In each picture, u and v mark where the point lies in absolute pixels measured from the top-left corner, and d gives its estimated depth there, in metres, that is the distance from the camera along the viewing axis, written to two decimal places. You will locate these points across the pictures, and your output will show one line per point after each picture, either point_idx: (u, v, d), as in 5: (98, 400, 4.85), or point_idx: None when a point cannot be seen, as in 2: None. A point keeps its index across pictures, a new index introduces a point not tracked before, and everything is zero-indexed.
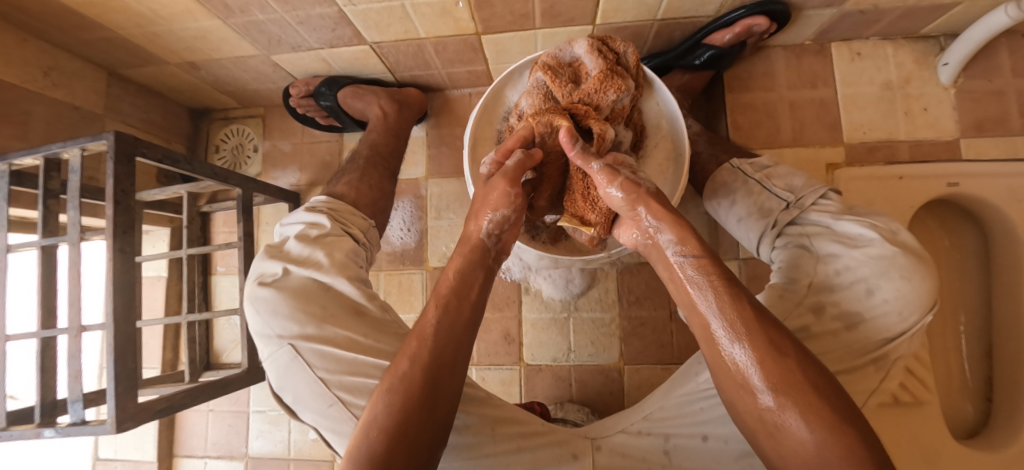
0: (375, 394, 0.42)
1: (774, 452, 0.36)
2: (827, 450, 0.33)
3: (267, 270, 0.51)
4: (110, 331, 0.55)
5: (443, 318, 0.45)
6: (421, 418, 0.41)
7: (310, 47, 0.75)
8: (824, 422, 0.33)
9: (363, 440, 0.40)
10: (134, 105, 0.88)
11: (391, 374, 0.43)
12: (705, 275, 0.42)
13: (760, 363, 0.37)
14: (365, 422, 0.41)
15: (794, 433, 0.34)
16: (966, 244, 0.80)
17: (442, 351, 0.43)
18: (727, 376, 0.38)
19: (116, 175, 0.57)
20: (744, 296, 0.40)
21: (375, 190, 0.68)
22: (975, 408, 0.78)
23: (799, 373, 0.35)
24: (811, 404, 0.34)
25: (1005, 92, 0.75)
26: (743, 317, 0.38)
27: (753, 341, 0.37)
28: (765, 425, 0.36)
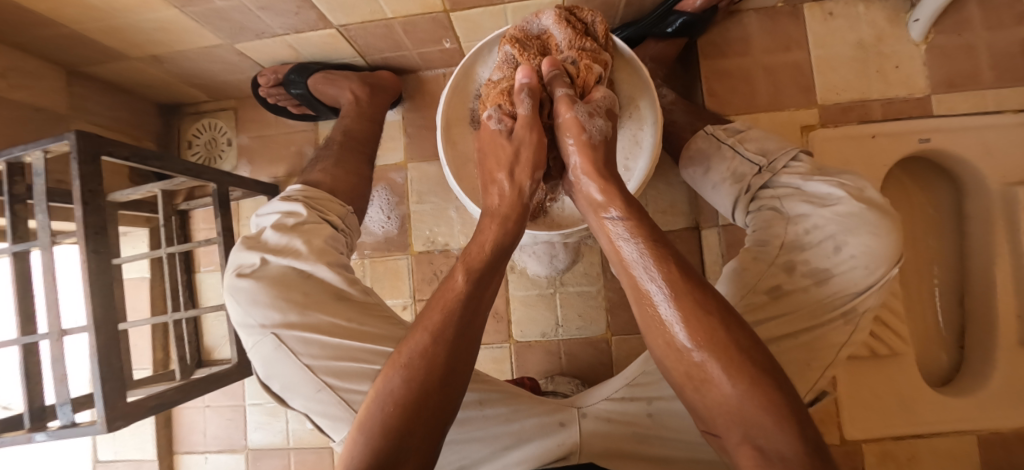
0: (390, 365, 0.38)
1: (699, 406, 0.36)
2: (745, 396, 0.33)
3: (244, 262, 0.51)
4: (92, 333, 0.54)
5: (469, 289, 0.41)
6: (438, 390, 0.37)
7: (275, 33, 0.73)
8: (745, 374, 0.34)
9: (375, 411, 0.36)
10: (99, 104, 0.86)
11: (409, 347, 0.38)
12: (638, 227, 0.41)
13: (683, 320, 0.36)
14: (379, 394, 0.37)
15: (717, 385, 0.34)
16: (939, 198, 0.82)
17: (467, 321, 0.39)
18: (657, 340, 0.38)
19: (82, 175, 0.56)
20: (673, 266, 0.38)
21: (352, 176, 0.67)
22: (949, 356, 0.81)
23: (721, 330, 0.35)
24: (735, 361, 0.34)
25: (975, 45, 0.76)
26: (676, 278, 0.37)
27: (680, 302, 0.36)
28: (692, 380, 0.35)
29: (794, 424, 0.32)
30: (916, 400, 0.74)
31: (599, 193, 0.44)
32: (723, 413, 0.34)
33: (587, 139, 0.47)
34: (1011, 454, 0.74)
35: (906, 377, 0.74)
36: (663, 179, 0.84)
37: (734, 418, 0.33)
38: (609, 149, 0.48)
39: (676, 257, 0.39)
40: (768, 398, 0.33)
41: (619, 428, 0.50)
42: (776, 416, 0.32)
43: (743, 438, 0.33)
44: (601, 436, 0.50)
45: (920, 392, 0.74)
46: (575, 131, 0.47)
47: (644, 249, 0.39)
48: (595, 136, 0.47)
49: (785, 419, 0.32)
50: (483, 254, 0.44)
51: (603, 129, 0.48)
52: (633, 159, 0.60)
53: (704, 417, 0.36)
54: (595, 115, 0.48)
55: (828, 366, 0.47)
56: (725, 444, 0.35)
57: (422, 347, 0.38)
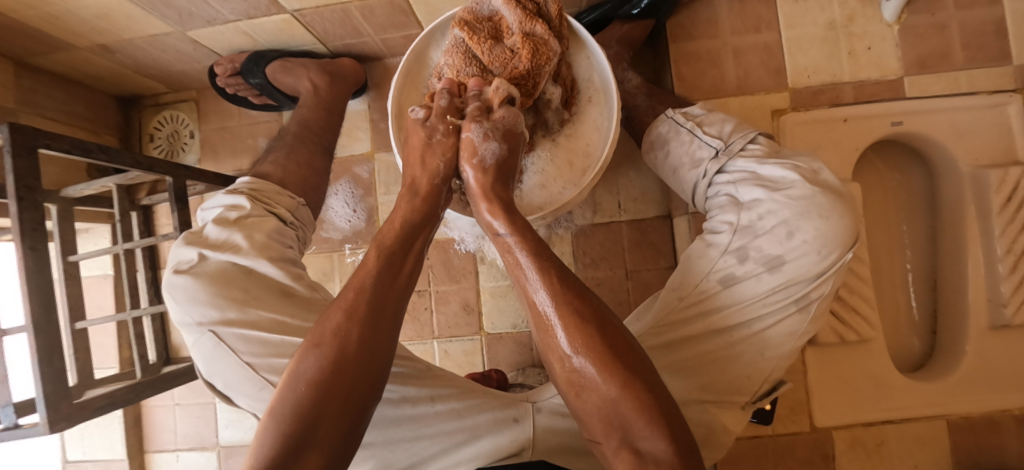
0: (301, 351, 0.36)
1: (581, 411, 0.35)
2: (622, 399, 0.32)
3: (182, 258, 0.49)
4: (31, 333, 0.53)
5: (380, 268, 0.40)
6: (356, 373, 0.35)
7: (226, 20, 0.70)
8: (620, 377, 0.33)
9: (288, 396, 0.34)
10: (50, 96, 0.83)
11: (320, 328, 0.36)
12: (523, 241, 0.40)
13: (564, 325, 0.35)
14: (291, 380, 0.35)
15: (594, 390, 0.33)
16: (912, 183, 0.82)
17: (383, 303, 0.38)
18: (546, 349, 0.36)
19: (16, 170, 0.53)
20: (555, 271, 0.37)
21: (305, 167, 0.65)
22: (922, 341, 0.80)
23: (597, 334, 0.34)
24: (609, 363, 0.33)
25: (948, 25, 0.74)
26: (555, 286, 0.36)
27: (561, 307, 0.35)
28: (572, 386, 0.34)
29: (667, 428, 0.32)
30: (886, 385, 0.74)
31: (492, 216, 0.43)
32: (603, 417, 0.33)
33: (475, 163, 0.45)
34: (980, 438, 0.74)
35: (875, 361, 0.74)
36: (633, 166, 0.82)
37: (612, 420, 0.33)
38: (505, 172, 0.47)
39: (560, 267, 0.38)
40: (642, 402, 0.32)
41: (572, 423, 0.50)
42: (647, 416, 0.32)
43: (622, 442, 0.33)
44: (555, 431, 0.49)
45: (890, 377, 0.74)
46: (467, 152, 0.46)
47: (533, 259, 0.38)
48: (485, 160, 0.46)
49: (656, 420, 0.32)
50: (396, 230, 0.43)
51: (496, 153, 0.46)
52: (593, 145, 0.58)
53: (584, 422, 0.35)
54: (490, 138, 0.46)
55: (785, 353, 0.45)
56: (605, 451, 0.34)
57: (335, 326, 0.36)
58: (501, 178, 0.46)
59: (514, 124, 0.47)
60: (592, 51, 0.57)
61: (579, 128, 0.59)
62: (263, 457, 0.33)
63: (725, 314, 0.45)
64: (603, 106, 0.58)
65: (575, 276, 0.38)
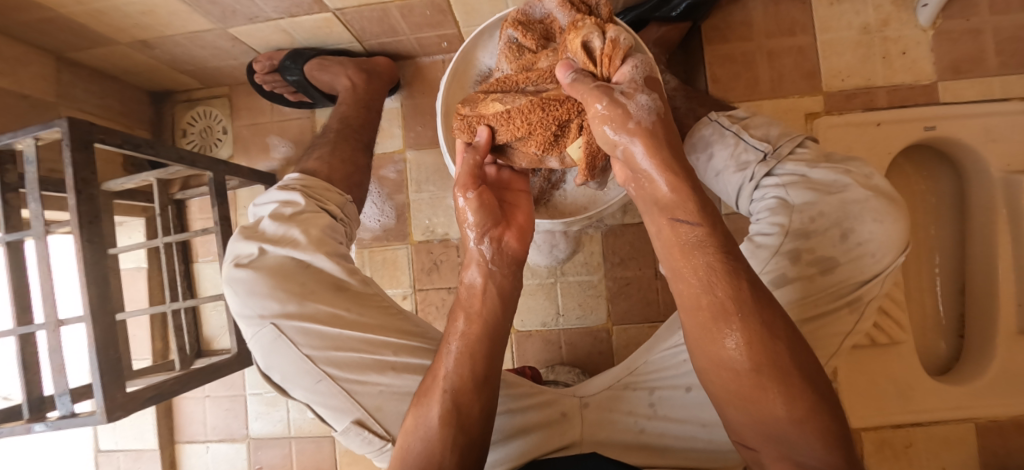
0: (410, 407, 0.43)
1: (738, 422, 0.37)
2: (797, 421, 0.33)
3: (242, 251, 0.50)
4: (89, 323, 0.54)
5: (470, 334, 0.43)
6: (447, 428, 0.40)
7: (268, 18, 0.71)
8: (803, 402, 0.33)
9: (404, 448, 0.42)
10: (88, 91, 0.84)
11: (423, 387, 0.43)
12: (711, 233, 0.36)
13: (748, 345, 0.34)
14: (406, 442, 0.41)
15: (770, 410, 0.34)
16: (941, 187, 0.81)
17: (464, 363, 0.42)
18: (704, 351, 0.37)
19: (74, 163, 0.54)
20: (745, 283, 0.35)
21: (348, 164, 0.66)
22: (947, 344, 0.81)
23: (785, 356, 0.34)
24: (796, 389, 0.33)
25: (981, 30, 0.75)
26: (744, 294, 0.35)
27: (744, 326, 0.35)
28: (741, 398, 0.35)
29: (839, 448, 0.33)
30: (915, 389, 0.74)
31: (667, 186, 0.37)
32: (768, 438, 0.35)
33: (637, 126, 0.37)
34: (1008, 441, 0.74)
35: (902, 365, 0.74)
36: None
37: (773, 439, 0.35)
38: (666, 128, 0.39)
39: (748, 274, 0.36)
40: (817, 427, 0.33)
41: (619, 417, 0.51)
42: (823, 440, 0.33)
43: (781, 456, 0.35)
44: (603, 424, 0.51)
45: (919, 380, 0.74)
46: (622, 119, 0.37)
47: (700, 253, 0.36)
48: (646, 117, 0.37)
49: (831, 443, 0.33)
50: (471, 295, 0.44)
51: (654, 104, 0.38)
52: None
53: (737, 430, 0.37)
54: (638, 91, 0.38)
55: (834, 351, 0.47)
56: (760, 458, 0.37)
57: (429, 385, 0.42)
58: (666, 135, 0.38)
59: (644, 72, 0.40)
60: None
61: None
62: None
63: (799, 305, 0.45)
64: None
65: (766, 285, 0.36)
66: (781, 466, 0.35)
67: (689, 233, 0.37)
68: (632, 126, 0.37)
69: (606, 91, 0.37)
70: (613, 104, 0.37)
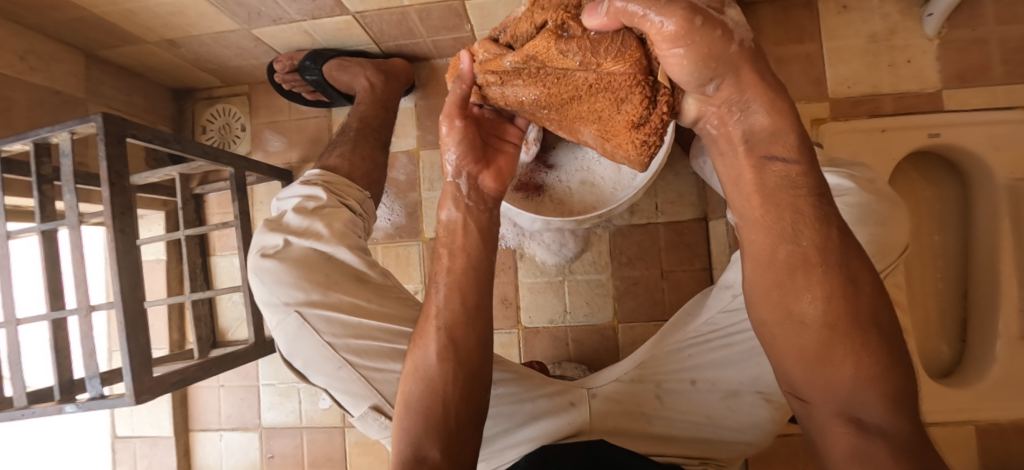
0: (410, 350, 0.44)
1: (795, 377, 0.35)
2: (866, 383, 0.32)
3: (269, 243, 0.52)
4: (120, 310, 0.56)
5: (455, 272, 0.44)
6: (448, 367, 0.42)
7: (291, 19, 0.74)
8: (875, 361, 0.32)
9: (410, 392, 0.43)
10: (115, 87, 0.87)
11: (419, 333, 0.44)
12: (807, 172, 0.33)
13: (828, 297, 0.33)
14: (407, 378, 0.43)
15: (838, 368, 0.33)
16: (947, 193, 0.83)
17: (456, 302, 0.43)
18: (772, 309, 0.35)
19: (108, 157, 0.57)
20: (836, 231, 0.33)
21: (367, 161, 0.69)
22: (950, 348, 0.82)
23: (864, 310, 0.32)
24: (868, 347, 0.32)
25: (988, 40, 0.76)
26: (831, 242, 0.33)
27: (826, 279, 0.33)
28: (810, 360, 0.34)
29: (907, 413, 0.32)
30: (917, 391, 0.76)
31: (766, 115, 0.34)
32: (832, 396, 0.33)
33: (736, 51, 0.31)
34: (1009, 444, 0.75)
35: None
36: (671, 169, 0.85)
37: (838, 399, 0.33)
38: (759, 60, 0.33)
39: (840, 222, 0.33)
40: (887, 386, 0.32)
41: (627, 408, 0.53)
42: (890, 404, 0.32)
43: (839, 412, 0.33)
44: (611, 414, 0.53)
45: (920, 381, 0.76)
46: (720, 44, 0.30)
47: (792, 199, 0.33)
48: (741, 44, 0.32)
49: (896, 403, 0.32)
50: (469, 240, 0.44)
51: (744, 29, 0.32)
52: None
53: (800, 390, 0.35)
54: (725, 7, 0.31)
55: None
56: (814, 413, 0.35)
57: (425, 333, 0.43)
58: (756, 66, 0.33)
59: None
60: None
61: None
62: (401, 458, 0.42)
63: None
64: None
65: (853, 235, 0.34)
66: (839, 428, 0.33)
67: (780, 171, 0.33)
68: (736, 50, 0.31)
69: (692, 10, 0.29)
70: (704, 28, 0.30)
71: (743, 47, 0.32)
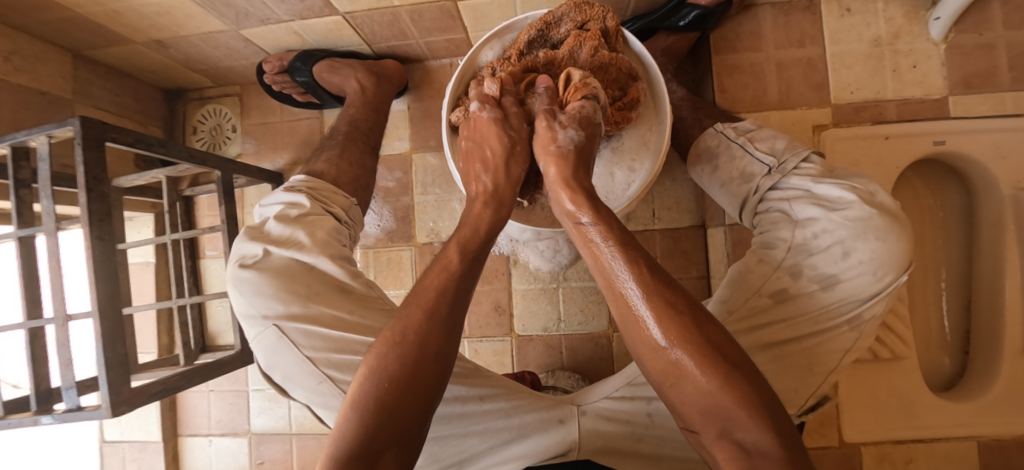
0: (380, 345, 0.39)
1: (675, 403, 0.35)
2: (722, 392, 0.32)
3: (248, 252, 0.52)
4: (97, 319, 0.55)
5: (453, 270, 0.42)
6: (433, 367, 0.38)
7: (279, 20, 0.72)
8: (718, 372, 0.33)
9: (368, 387, 0.37)
10: (103, 88, 0.85)
11: (401, 326, 0.39)
12: (608, 231, 0.41)
13: (658, 318, 0.35)
14: (367, 373, 0.38)
15: (694, 381, 0.33)
16: (950, 201, 0.81)
17: (457, 302, 0.41)
18: (634, 336, 0.36)
19: (86, 162, 0.55)
20: (643, 266, 0.37)
21: (355, 167, 0.67)
22: (952, 361, 0.80)
23: (693, 328, 0.34)
24: (707, 358, 0.33)
25: (996, 45, 0.74)
26: (644, 276, 0.37)
27: (654, 302, 0.36)
28: (669, 376, 0.35)
29: (767, 420, 0.32)
30: (916, 404, 0.74)
31: (570, 202, 0.44)
32: (700, 408, 0.33)
33: (554, 149, 0.47)
34: (1011, 461, 0.73)
35: (905, 381, 0.74)
36: (668, 175, 0.82)
37: (710, 413, 0.33)
38: (585, 160, 0.48)
39: (651, 262, 0.38)
40: (745, 395, 0.32)
41: (618, 427, 0.51)
42: (751, 412, 0.32)
43: (720, 433, 0.33)
44: (600, 433, 0.51)
45: (920, 395, 0.74)
46: (547, 142, 0.48)
47: (618, 250, 0.39)
48: (566, 147, 0.47)
49: (759, 413, 0.32)
50: (478, 237, 0.46)
51: (577, 140, 0.48)
52: (639, 160, 0.58)
53: (679, 413, 0.35)
54: (570, 124, 0.48)
55: (834, 370, 0.47)
56: (702, 441, 0.34)
57: (415, 323, 0.39)
58: (584, 167, 0.48)
59: (593, 112, 0.49)
60: (645, 64, 0.58)
61: (627, 142, 0.59)
62: (341, 445, 0.36)
63: (809, 316, 0.46)
64: (653, 120, 0.58)
65: (667, 272, 0.38)
66: (720, 448, 0.33)
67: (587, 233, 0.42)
68: (553, 149, 0.48)
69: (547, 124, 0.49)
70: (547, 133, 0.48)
71: (570, 151, 0.47)
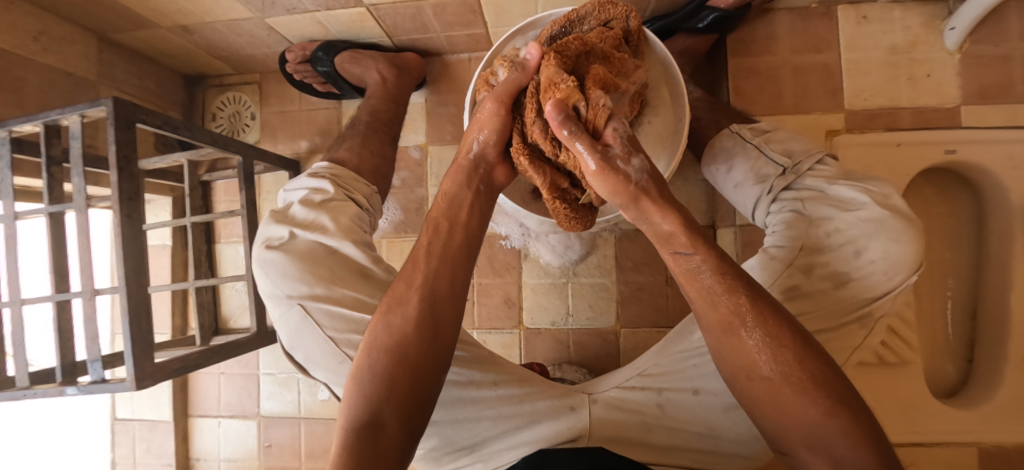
0: (374, 319, 0.42)
1: (773, 431, 0.38)
2: (826, 424, 0.34)
3: (274, 235, 0.53)
4: (124, 295, 0.57)
5: (431, 250, 0.44)
6: (423, 334, 0.40)
7: (305, 10, 0.73)
8: (824, 402, 0.35)
9: (366, 359, 0.41)
10: (127, 71, 0.87)
11: (389, 298, 0.42)
12: (711, 261, 0.39)
13: (769, 349, 0.37)
14: (363, 349, 0.41)
15: (798, 413, 0.36)
16: (961, 210, 0.81)
17: (440, 271, 0.43)
18: (739, 364, 0.38)
19: (117, 141, 0.57)
20: (755, 293, 0.38)
21: (376, 156, 0.68)
22: (956, 368, 0.81)
23: (806, 361, 0.36)
24: (818, 392, 0.35)
25: (1011, 57, 0.74)
26: (756, 305, 0.38)
27: (765, 334, 0.37)
28: (771, 406, 0.37)
29: (871, 447, 0.34)
30: (920, 410, 0.75)
31: (664, 222, 0.40)
32: (798, 435, 0.36)
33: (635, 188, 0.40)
34: None
35: (909, 385, 0.75)
36: (681, 175, 0.83)
37: (810, 444, 0.35)
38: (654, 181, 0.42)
39: (756, 288, 0.39)
40: (848, 427, 0.34)
41: (627, 416, 0.52)
42: (854, 443, 0.34)
43: (804, 445, 0.36)
44: (611, 423, 0.52)
45: (924, 402, 0.75)
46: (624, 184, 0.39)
47: (715, 280, 0.39)
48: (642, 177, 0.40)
49: (863, 447, 0.34)
50: (448, 205, 0.47)
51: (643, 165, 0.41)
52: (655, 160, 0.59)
53: (775, 439, 0.38)
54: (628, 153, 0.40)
55: (841, 365, 0.48)
56: (785, 450, 0.38)
57: (399, 295, 0.42)
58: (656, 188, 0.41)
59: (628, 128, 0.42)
60: (666, 64, 0.59)
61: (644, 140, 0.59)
62: (353, 415, 0.39)
63: (826, 311, 0.47)
64: (672, 120, 0.59)
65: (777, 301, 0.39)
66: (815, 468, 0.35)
67: (688, 263, 0.40)
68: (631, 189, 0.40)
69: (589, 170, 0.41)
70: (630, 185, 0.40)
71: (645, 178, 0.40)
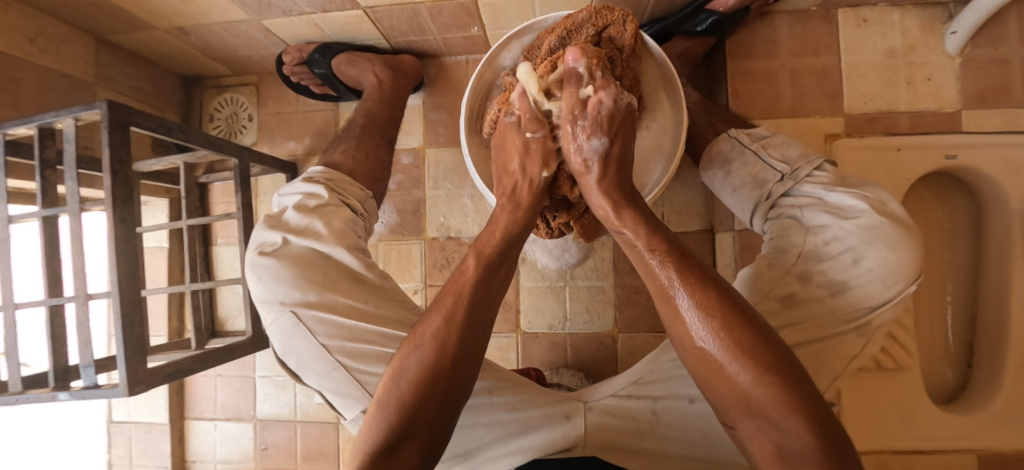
0: (404, 348, 0.40)
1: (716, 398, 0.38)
2: (757, 389, 0.34)
3: (267, 240, 0.53)
4: (118, 299, 0.56)
5: (469, 277, 0.41)
6: (452, 374, 0.39)
7: (301, 12, 0.73)
8: (758, 367, 0.34)
9: (393, 388, 0.39)
10: (124, 72, 0.87)
11: (422, 330, 0.40)
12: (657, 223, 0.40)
13: (704, 315, 0.36)
14: (388, 374, 0.40)
15: (735, 380, 0.35)
16: (960, 214, 0.80)
17: (478, 307, 0.40)
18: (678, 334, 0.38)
19: (111, 145, 0.56)
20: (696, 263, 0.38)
21: (372, 159, 0.68)
22: (955, 373, 0.80)
23: (741, 328, 0.35)
24: (752, 357, 0.35)
25: (1011, 60, 0.74)
26: (694, 274, 0.38)
27: (700, 298, 0.37)
28: (709, 373, 0.37)
29: (813, 423, 0.34)
30: (917, 416, 0.75)
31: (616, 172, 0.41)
32: (734, 400, 0.36)
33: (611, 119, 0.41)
34: None
35: (907, 390, 0.74)
36: (679, 178, 0.82)
37: (746, 408, 0.35)
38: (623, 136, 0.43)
39: (701, 264, 0.39)
40: (779, 392, 0.34)
41: (623, 423, 0.52)
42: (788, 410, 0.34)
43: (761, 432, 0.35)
44: (605, 429, 0.52)
45: (923, 407, 0.74)
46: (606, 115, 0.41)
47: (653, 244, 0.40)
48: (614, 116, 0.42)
49: (796, 413, 0.34)
50: (497, 239, 0.44)
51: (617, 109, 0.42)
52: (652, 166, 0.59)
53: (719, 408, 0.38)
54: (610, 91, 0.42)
55: (839, 374, 0.47)
56: (740, 434, 0.37)
57: (434, 328, 0.40)
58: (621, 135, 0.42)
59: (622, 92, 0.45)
60: (664, 69, 0.58)
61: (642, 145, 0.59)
62: (371, 442, 0.39)
63: (823, 319, 0.47)
64: (670, 125, 0.59)
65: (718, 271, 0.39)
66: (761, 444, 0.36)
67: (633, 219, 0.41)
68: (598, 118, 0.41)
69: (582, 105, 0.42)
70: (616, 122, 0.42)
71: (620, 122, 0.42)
